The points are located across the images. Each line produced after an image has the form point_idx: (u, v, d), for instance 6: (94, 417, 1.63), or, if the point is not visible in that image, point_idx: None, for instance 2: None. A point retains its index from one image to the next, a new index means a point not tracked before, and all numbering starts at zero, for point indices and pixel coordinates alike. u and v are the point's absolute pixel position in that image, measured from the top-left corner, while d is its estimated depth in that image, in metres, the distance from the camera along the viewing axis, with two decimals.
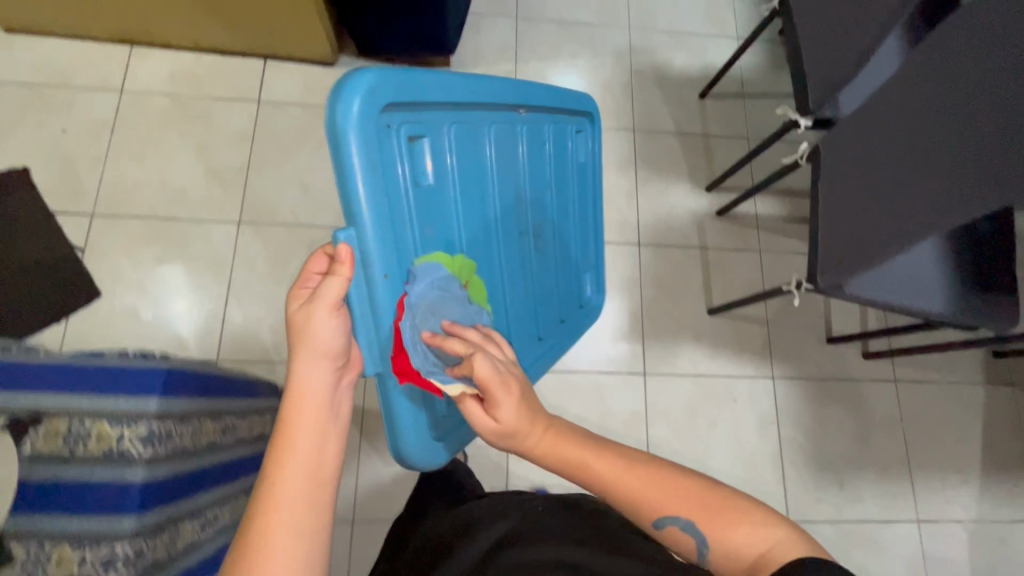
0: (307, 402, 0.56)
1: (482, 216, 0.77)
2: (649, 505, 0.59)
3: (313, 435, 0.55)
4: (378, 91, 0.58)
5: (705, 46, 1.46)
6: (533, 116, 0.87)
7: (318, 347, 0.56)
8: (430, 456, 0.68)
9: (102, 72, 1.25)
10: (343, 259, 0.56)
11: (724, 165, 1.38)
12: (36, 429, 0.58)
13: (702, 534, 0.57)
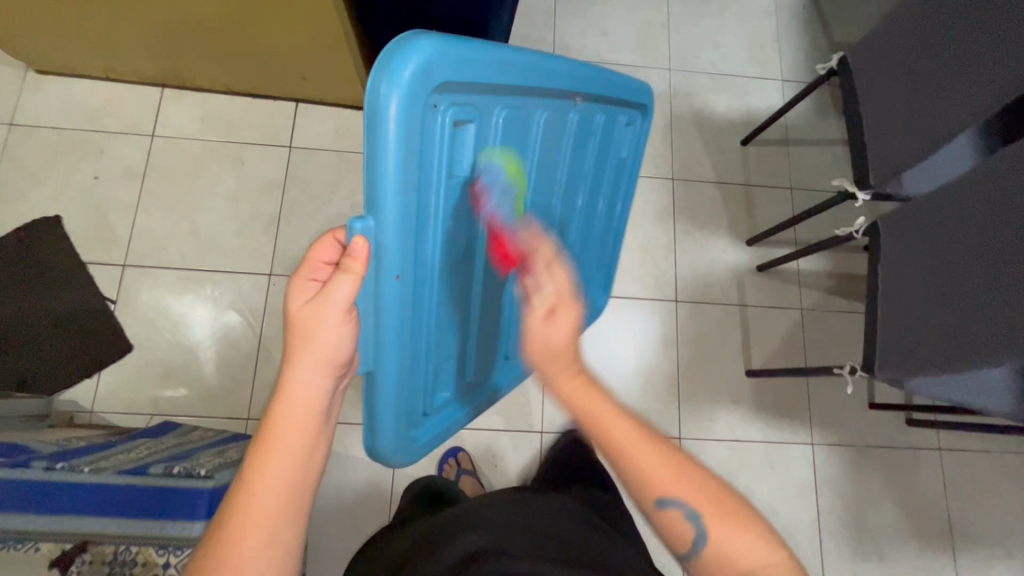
0: (298, 407, 0.53)
1: (504, 204, 0.74)
2: (655, 485, 0.55)
3: (299, 442, 0.52)
4: (431, 68, 0.53)
5: (749, 89, 1.40)
6: (589, 107, 0.80)
7: (317, 349, 0.53)
8: (397, 447, 0.70)
9: (132, 115, 1.23)
10: (357, 256, 0.52)
11: (766, 216, 1.33)
12: (80, 558, 0.57)
13: (704, 527, 0.54)
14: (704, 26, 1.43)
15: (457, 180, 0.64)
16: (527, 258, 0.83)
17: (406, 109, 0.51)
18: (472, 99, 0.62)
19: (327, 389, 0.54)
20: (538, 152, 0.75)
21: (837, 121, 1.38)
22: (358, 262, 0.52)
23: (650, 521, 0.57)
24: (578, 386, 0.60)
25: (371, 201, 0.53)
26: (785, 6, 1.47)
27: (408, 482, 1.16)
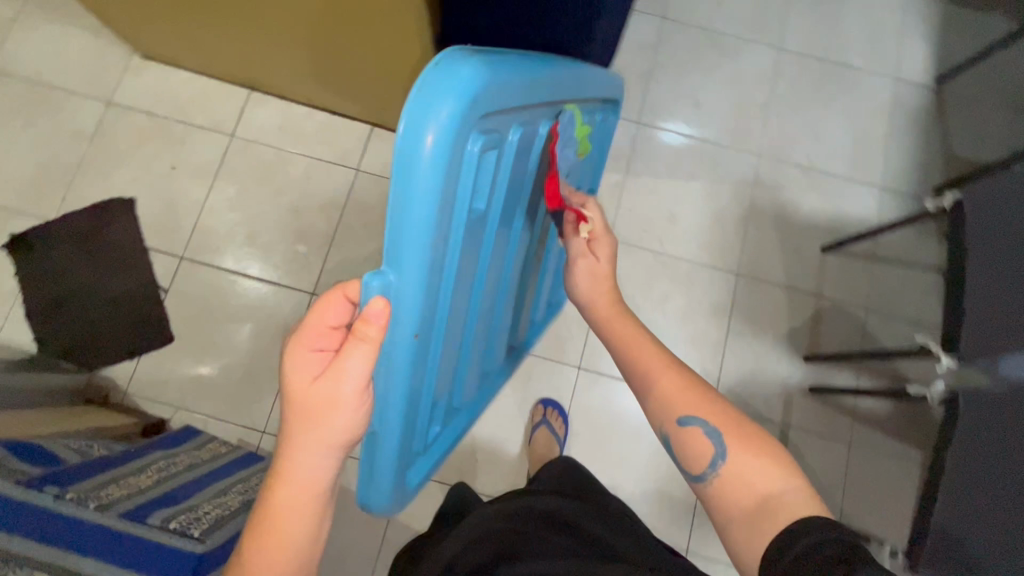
0: (302, 486, 0.46)
1: (507, 225, 0.66)
2: (676, 406, 0.57)
3: (303, 518, 0.47)
4: (469, 105, 0.42)
5: (842, 191, 1.30)
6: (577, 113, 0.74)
7: (329, 430, 0.44)
8: (399, 499, 0.63)
9: (218, 112, 1.27)
10: (379, 321, 0.42)
11: (832, 334, 1.23)
12: None
13: (723, 444, 0.54)
14: (805, 117, 1.33)
15: (478, 215, 0.54)
16: (512, 274, 0.76)
17: (445, 144, 0.41)
18: (497, 123, 0.51)
19: (336, 468, 0.47)
20: (534, 168, 0.67)
21: (933, 245, 1.27)
22: (379, 331, 0.42)
23: (673, 447, 0.58)
24: (615, 317, 0.67)
25: (393, 254, 0.43)
26: (901, 109, 1.35)
27: (401, 531, 1.14)
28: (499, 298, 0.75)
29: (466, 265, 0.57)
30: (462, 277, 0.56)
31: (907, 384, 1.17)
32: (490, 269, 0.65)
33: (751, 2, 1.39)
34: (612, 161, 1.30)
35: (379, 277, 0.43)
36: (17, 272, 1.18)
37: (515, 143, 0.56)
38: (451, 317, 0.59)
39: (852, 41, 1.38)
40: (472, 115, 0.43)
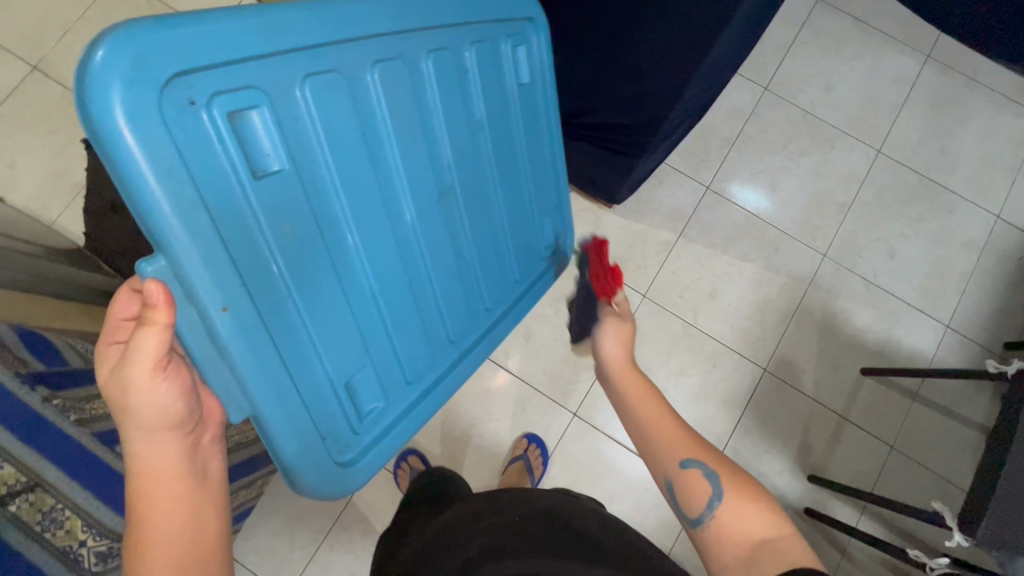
0: (150, 483, 0.42)
1: (380, 189, 0.54)
2: (674, 451, 0.53)
3: (168, 519, 0.42)
4: (154, 62, 0.37)
5: (902, 317, 1.21)
6: (447, 45, 0.59)
7: (151, 417, 0.41)
8: (329, 483, 0.55)
9: None
10: (153, 299, 0.38)
11: (846, 462, 1.15)
12: (24, 495, 0.62)
13: (719, 487, 0.50)
14: (886, 230, 1.25)
15: (295, 179, 0.47)
16: (440, 256, 0.64)
17: (140, 114, 0.37)
18: (254, 75, 0.43)
19: (184, 454, 0.43)
20: (401, 120, 0.55)
21: (983, 405, 1.18)
22: (153, 306, 0.38)
23: (670, 493, 0.53)
24: (625, 372, 0.59)
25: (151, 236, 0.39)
26: (993, 252, 1.25)
27: (356, 519, 1.13)
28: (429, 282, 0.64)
29: (304, 231, 0.48)
30: (308, 251, 0.49)
31: (907, 546, 1.10)
32: (374, 246, 0.55)
33: (862, 97, 1.32)
34: (670, 219, 1.26)
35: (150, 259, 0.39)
36: (88, 167, 1.25)
37: (318, 95, 0.48)
38: (317, 294, 0.51)
39: (961, 166, 1.29)
40: (171, 67, 0.38)
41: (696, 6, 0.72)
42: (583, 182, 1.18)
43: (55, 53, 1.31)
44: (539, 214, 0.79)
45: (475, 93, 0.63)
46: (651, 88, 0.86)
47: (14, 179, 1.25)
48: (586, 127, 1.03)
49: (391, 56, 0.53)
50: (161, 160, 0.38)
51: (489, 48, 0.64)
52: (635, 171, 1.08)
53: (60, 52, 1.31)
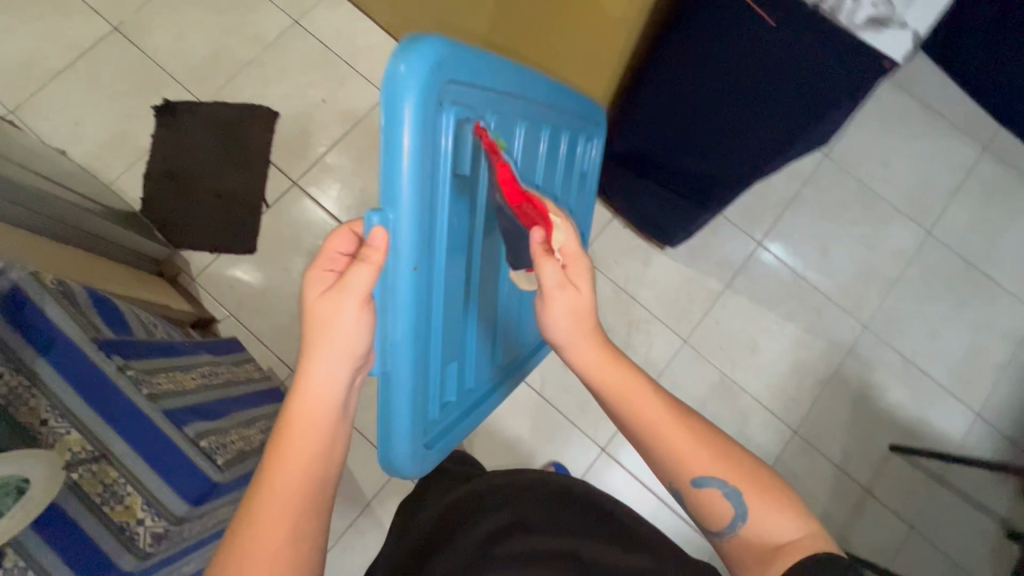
0: (314, 400, 0.55)
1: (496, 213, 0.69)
2: (689, 468, 0.54)
3: (315, 437, 0.55)
4: (445, 68, 0.50)
5: (934, 398, 1.23)
6: (561, 121, 0.78)
7: (341, 344, 0.53)
8: (416, 462, 0.65)
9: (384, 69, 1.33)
10: (377, 248, 0.50)
11: (866, 536, 1.15)
12: (86, 465, 0.61)
13: (743, 506, 0.53)
14: (928, 311, 1.27)
15: (462, 192, 0.61)
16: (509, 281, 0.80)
17: (423, 101, 0.49)
18: (474, 101, 0.58)
19: (346, 381, 0.55)
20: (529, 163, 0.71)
21: (1005, 497, 1.18)
22: (377, 252, 0.50)
23: (687, 506, 0.56)
24: (606, 361, 0.59)
25: (387, 201, 0.50)
26: None
27: (372, 525, 1.12)
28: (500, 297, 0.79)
29: (457, 229, 0.61)
30: (454, 247, 0.62)
31: None
32: (481, 258, 0.70)
33: (918, 177, 1.35)
34: (719, 269, 1.27)
35: (378, 216, 0.50)
36: (154, 134, 1.26)
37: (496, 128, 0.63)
38: (450, 290, 0.63)
39: (1006, 258, 1.32)
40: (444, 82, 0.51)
41: (810, 91, 0.68)
42: (644, 222, 1.20)
43: (140, 17, 1.32)
44: None
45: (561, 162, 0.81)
46: (746, 147, 0.82)
47: (81, 135, 1.25)
48: (656, 169, 1.02)
49: (536, 118, 0.71)
50: (424, 142, 0.49)
51: (584, 121, 0.85)
52: (698, 218, 1.09)
53: (144, 17, 1.32)
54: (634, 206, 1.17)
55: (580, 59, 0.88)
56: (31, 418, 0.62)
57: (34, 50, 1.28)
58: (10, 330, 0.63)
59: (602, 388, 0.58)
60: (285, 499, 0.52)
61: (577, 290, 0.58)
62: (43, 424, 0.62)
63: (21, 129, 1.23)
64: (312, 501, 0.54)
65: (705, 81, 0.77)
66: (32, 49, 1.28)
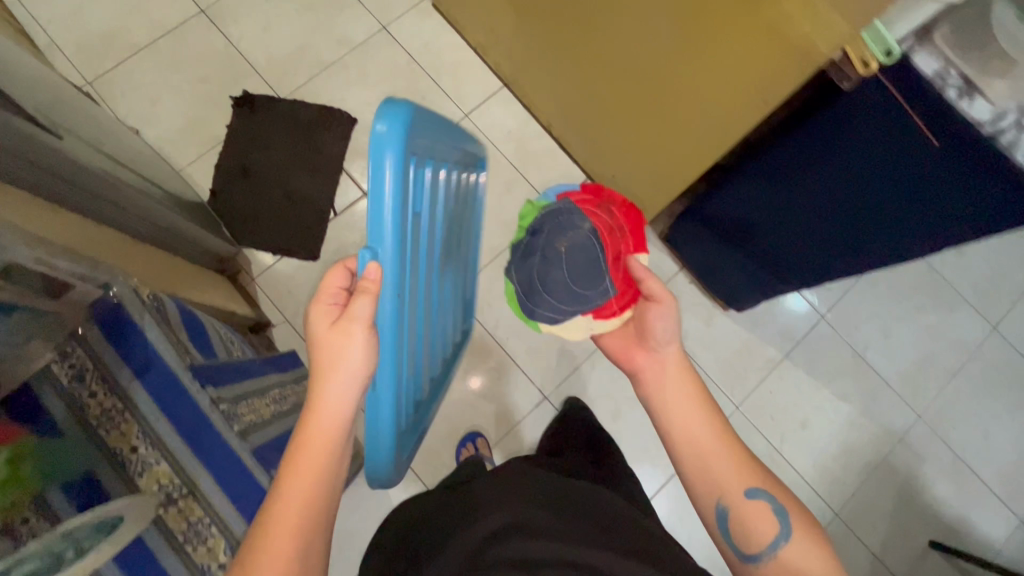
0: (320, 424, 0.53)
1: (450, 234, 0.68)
2: (740, 482, 0.58)
3: (321, 460, 0.53)
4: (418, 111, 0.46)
5: (979, 500, 1.21)
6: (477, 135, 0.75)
7: (343, 369, 0.51)
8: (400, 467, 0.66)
9: (468, 89, 1.30)
10: (375, 283, 0.46)
11: None
12: (173, 500, 0.60)
13: (788, 526, 0.56)
14: (983, 409, 1.25)
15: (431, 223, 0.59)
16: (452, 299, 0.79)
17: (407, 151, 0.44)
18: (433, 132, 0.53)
19: (353, 404, 0.53)
20: (462, 183, 0.69)
21: None
22: (378, 287, 0.47)
23: (727, 519, 0.58)
24: (691, 392, 0.63)
25: (374, 235, 0.45)
26: None
27: None
28: (446, 312, 0.79)
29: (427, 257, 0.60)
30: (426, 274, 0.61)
31: None
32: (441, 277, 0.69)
33: (990, 271, 1.32)
34: (779, 338, 1.25)
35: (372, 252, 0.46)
36: (230, 124, 1.24)
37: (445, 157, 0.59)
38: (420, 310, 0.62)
39: None
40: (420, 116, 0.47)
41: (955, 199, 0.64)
42: (714, 281, 1.18)
43: (230, 2, 1.29)
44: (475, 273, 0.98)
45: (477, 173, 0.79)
46: (856, 236, 0.79)
47: (158, 116, 1.23)
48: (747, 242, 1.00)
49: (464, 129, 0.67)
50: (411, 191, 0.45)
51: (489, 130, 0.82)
52: (777, 292, 1.07)
53: (234, 3, 1.30)
54: (707, 267, 1.16)
55: (694, 128, 0.87)
56: (121, 443, 0.60)
57: (119, 21, 1.26)
58: (111, 349, 0.63)
59: (671, 398, 0.63)
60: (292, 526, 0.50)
61: (666, 299, 0.65)
62: (133, 451, 0.60)
63: (97, 102, 1.20)
64: (315, 519, 0.53)
65: (816, 176, 0.77)
66: (117, 20, 1.26)
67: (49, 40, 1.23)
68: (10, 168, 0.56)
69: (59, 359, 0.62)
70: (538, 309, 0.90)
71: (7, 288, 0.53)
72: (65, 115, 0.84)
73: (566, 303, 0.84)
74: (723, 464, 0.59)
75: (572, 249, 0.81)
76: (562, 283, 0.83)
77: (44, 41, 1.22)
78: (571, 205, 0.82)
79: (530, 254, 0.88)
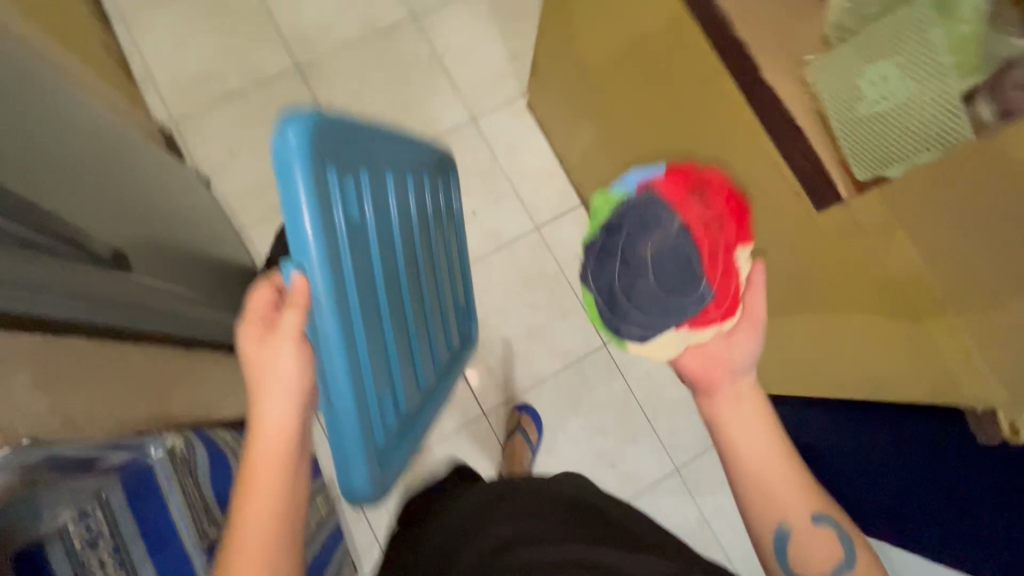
0: (267, 441, 0.54)
1: (396, 252, 0.71)
2: (811, 509, 0.53)
3: (275, 476, 0.54)
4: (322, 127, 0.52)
5: None
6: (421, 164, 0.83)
7: (279, 383, 0.54)
8: (375, 489, 0.63)
9: (544, 200, 1.26)
10: (302, 294, 0.51)
11: None
12: None
13: (852, 553, 0.53)
14: None
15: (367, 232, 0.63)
16: (419, 316, 0.80)
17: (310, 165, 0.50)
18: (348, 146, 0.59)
19: (297, 417, 0.56)
20: (400, 203, 0.73)
21: None
22: (304, 298, 0.51)
23: (789, 542, 0.53)
24: (759, 417, 0.55)
25: (297, 249, 0.51)
26: None
27: None
28: (415, 322, 0.78)
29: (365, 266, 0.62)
30: (371, 284, 0.62)
31: None
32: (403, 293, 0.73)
33: None
34: None
35: (296, 265, 0.51)
36: None
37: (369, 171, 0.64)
38: (376, 326, 0.64)
39: None
40: (326, 142, 0.53)
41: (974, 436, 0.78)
42: None
43: (326, 64, 1.27)
44: (459, 297, 0.99)
45: (425, 197, 0.83)
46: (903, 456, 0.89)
47: (232, 167, 1.22)
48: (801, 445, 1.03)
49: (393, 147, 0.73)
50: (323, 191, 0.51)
51: (436, 154, 0.89)
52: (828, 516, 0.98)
53: (331, 66, 1.27)
54: None
55: None
56: None
57: (215, 64, 1.25)
58: (128, 512, 0.63)
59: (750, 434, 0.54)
60: (257, 541, 0.52)
61: (760, 321, 0.56)
62: None
63: (177, 145, 1.20)
64: (289, 531, 0.54)
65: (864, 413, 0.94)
66: (214, 63, 1.26)
67: (147, 73, 1.24)
68: (63, 311, 0.54)
69: (73, 517, 0.57)
70: (624, 326, 0.54)
71: (60, 474, 0.52)
72: (145, 199, 0.82)
73: (659, 321, 0.52)
74: (796, 481, 0.54)
75: (663, 259, 0.51)
76: (653, 297, 0.52)
77: (142, 73, 1.23)
78: (657, 194, 0.51)
79: (606, 258, 0.53)
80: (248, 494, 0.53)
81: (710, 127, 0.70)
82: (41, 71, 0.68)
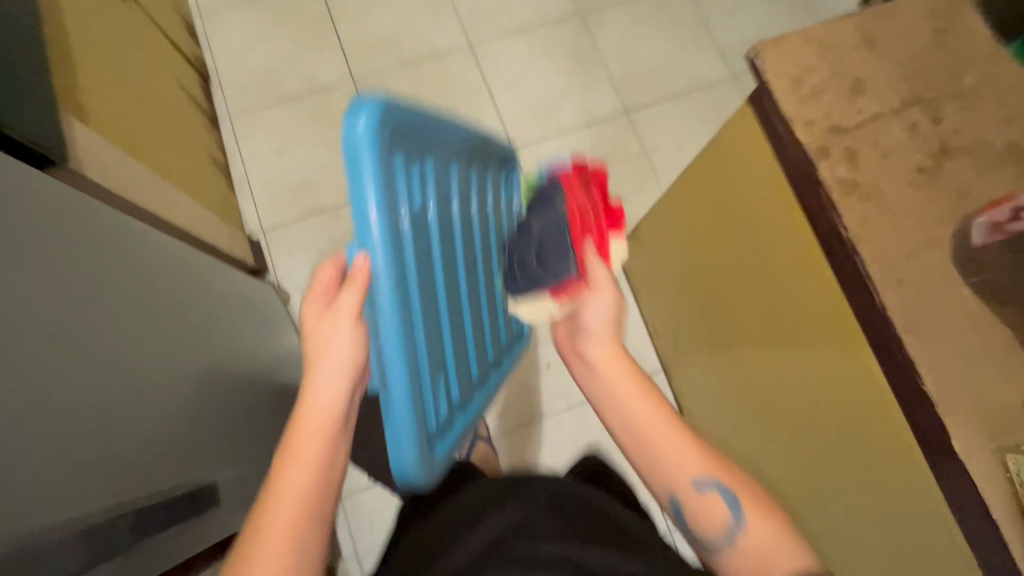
0: (309, 423, 0.49)
1: (469, 237, 0.63)
2: (690, 470, 0.53)
3: (310, 461, 0.48)
4: (396, 111, 0.44)
5: None
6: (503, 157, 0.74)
7: (330, 361, 0.48)
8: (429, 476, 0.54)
9: None
10: (361, 272, 0.44)
11: None
12: None
13: (742, 512, 0.51)
14: None
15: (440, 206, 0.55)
16: (490, 303, 0.71)
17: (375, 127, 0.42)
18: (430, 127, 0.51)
19: (345, 398, 0.50)
20: (480, 186, 0.65)
21: None
22: (362, 277, 0.44)
23: (680, 507, 0.54)
24: (643, 401, 0.55)
25: (360, 231, 0.43)
26: None
27: None
28: (485, 303, 0.69)
29: (434, 243, 0.55)
30: (437, 259, 0.55)
31: None
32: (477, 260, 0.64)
33: None
34: None
35: (357, 242, 0.44)
36: None
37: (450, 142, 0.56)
38: (435, 303, 0.55)
39: None
40: (400, 106, 0.44)
41: None
42: None
43: None
44: None
45: (510, 191, 0.75)
46: None
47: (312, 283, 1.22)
48: None
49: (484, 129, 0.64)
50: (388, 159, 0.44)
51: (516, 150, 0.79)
52: None
53: None
54: None
55: None
56: None
57: (312, 177, 1.27)
58: None
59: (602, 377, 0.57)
60: (284, 526, 0.46)
61: (599, 285, 0.56)
62: None
63: (263, 255, 1.20)
64: (319, 519, 0.48)
65: None
66: (310, 173, 1.27)
67: (245, 177, 1.26)
68: None
69: None
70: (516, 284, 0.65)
71: None
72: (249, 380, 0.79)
73: (536, 285, 0.60)
74: (679, 442, 0.54)
75: (546, 234, 0.59)
76: (535, 269, 0.60)
77: (240, 176, 1.25)
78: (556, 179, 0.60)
79: (523, 236, 0.63)
80: (282, 469, 0.48)
81: (839, 439, 0.64)
82: (170, 264, 0.66)
